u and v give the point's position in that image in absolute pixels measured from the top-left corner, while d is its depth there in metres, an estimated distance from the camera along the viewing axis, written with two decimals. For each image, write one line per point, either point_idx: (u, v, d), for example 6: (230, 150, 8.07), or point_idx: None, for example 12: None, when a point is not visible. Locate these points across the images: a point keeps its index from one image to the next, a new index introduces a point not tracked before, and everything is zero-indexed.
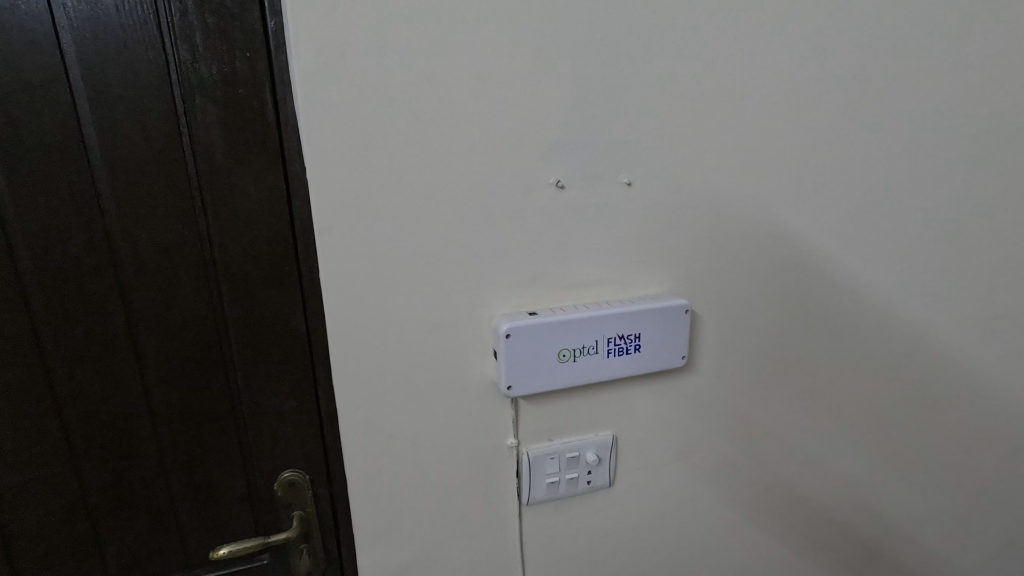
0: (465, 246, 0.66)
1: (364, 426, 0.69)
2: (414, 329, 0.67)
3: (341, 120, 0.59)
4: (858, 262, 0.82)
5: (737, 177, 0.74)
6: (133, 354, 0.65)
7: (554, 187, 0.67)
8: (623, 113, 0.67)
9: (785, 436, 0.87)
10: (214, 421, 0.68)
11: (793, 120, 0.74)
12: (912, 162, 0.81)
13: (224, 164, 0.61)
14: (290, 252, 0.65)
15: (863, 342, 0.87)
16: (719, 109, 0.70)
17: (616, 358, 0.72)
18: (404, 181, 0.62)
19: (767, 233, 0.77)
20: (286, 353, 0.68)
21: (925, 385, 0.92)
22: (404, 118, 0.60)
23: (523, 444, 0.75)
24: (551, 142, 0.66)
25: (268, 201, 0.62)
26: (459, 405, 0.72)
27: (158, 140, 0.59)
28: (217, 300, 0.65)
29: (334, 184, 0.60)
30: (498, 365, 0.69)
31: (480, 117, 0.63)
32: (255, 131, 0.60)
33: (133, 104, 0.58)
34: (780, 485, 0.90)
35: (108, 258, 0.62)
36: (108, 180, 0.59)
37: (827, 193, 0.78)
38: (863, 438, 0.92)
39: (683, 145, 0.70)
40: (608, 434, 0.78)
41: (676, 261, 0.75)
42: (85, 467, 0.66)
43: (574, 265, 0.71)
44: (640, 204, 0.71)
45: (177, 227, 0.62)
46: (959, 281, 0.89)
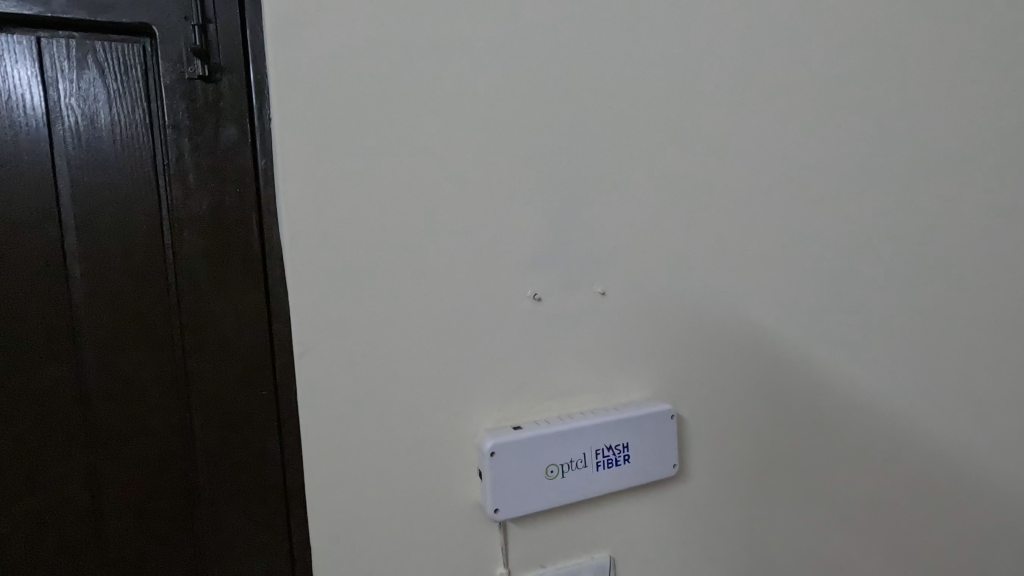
0: (446, 360, 0.67)
1: (340, 561, 0.64)
2: (395, 450, 0.65)
3: (325, 245, 0.62)
4: (833, 358, 0.84)
5: (705, 282, 0.77)
6: (90, 496, 0.60)
7: (531, 299, 0.70)
8: (591, 229, 0.71)
9: (789, 546, 0.83)
10: (174, 567, 0.62)
11: (751, 228, 0.79)
12: (867, 262, 0.85)
13: (207, 290, 0.62)
14: (268, 376, 0.64)
15: (852, 441, 0.86)
16: (681, 221, 0.76)
17: (606, 471, 0.70)
18: (386, 299, 0.64)
19: (741, 334, 0.79)
20: (258, 484, 0.64)
21: (923, 481, 0.90)
22: (385, 241, 0.64)
23: (514, 575, 0.69)
24: (526, 257, 0.69)
25: (248, 324, 0.63)
26: (443, 533, 0.67)
27: (142, 269, 0.60)
28: (187, 429, 0.62)
29: (316, 306, 0.62)
30: (483, 486, 0.66)
31: (457, 236, 0.66)
32: (240, 258, 0.62)
33: (121, 238, 0.60)
34: None
35: (75, 392, 0.59)
36: (87, 312, 0.59)
37: (792, 294, 0.81)
38: (868, 543, 0.88)
39: (650, 255, 0.74)
40: (605, 555, 0.73)
41: (656, 366, 0.76)
42: None
43: (555, 375, 0.71)
44: (615, 311, 0.73)
45: (153, 353, 0.61)
46: (934, 373, 0.90)
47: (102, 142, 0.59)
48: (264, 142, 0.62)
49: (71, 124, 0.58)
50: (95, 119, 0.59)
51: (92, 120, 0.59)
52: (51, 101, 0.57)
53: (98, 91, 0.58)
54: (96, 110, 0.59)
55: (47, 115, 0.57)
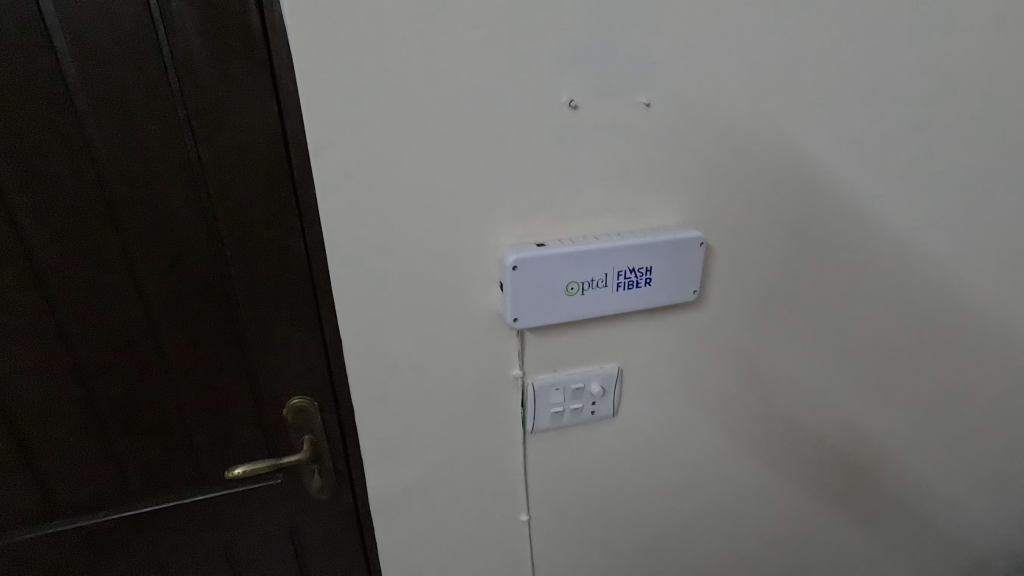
0: (470, 173, 0.63)
1: (368, 356, 0.69)
2: (417, 260, 0.65)
3: (333, 29, 0.53)
4: (884, 193, 0.78)
5: (762, 99, 0.68)
6: (133, 282, 0.64)
7: (566, 108, 0.62)
8: (644, 24, 0.60)
9: (790, 368, 0.87)
10: (220, 349, 0.69)
11: (828, 34, 0.67)
12: (952, 84, 0.74)
13: (210, 80, 0.56)
14: (286, 180, 0.61)
15: (877, 277, 0.84)
16: (750, 20, 0.64)
17: (625, 292, 0.70)
18: (404, 102, 0.58)
19: (790, 163, 0.72)
20: (288, 283, 0.66)
21: (936, 320, 0.91)
22: (403, 31, 0.55)
23: (528, 376, 0.75)
24: (564, 56, 0.60)
25: (258, 121, 0.58)
26: (464, 337, 0.71)
27: (136, 51, 0.54)
28: (213, 227, 0.63)
29: (329, 105, 0.56)
30: (504, 297, 0.68)
31: (485, 26, 0.57)
32: (239, 42, 0.55)
33: (104, 12, 0.53)
34: (781, 416, 0.91)
35: (96, 184, 0.59)
36: (87, 98, 0.55)
37: (858, 118, 0.72)
38: (867, 371, 0.92)
39: (706, 61, 0.64)
40: (613, 366, 0.78)
41: (692, 192, 0.71)
42: (93, 390, 0.67)
43: (584, 194, 0.67)
44: (658, 127, 0.66)
45: (165, 148, 0.59)
46: (987, 215, 0.84)
47: None
48: None
49: None
50: None
51: None
52: None
53: None
54: None
55: None
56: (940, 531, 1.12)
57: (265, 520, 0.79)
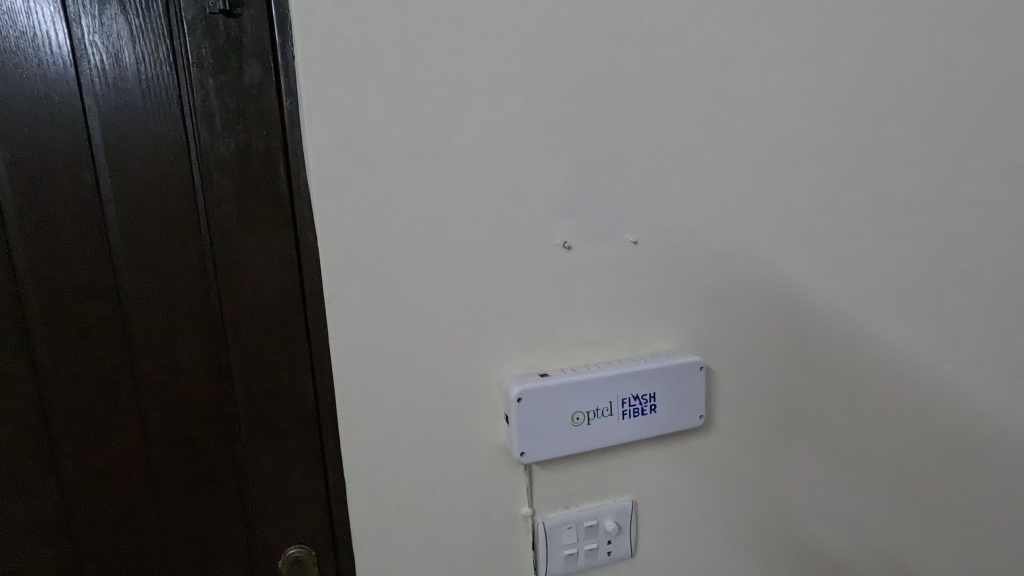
0: (474, 307, 0.66)
1: (371, 498, 0.66)
2: (423, 394, 0.66)
3: (352, 190, 0.61)
4: (872, 313, 0.81)
5: (741, 232, 0.74)
6: (138, 426, 0.64)
7: (561, 248, 0.68)
8: (625, 176, 0.69)
9: (812, 498, 0.83)
10: (218, 495, 0.66)
11: (793, 177, 0.75)
12: (917, 213, 0.81)
13: (238, 233, 0.62)
14: (299, 319, 0.65)
15: (884, 396, 0.84)
16: (720, 169, 0.72)
17: (631, 420, 0.70)
18: (413, 246, 0.64)
19: (776, 288, 0.77)
20: (293, 422, 0.66)
21: (955, 439, 0.88)
22: (413, 189, 0.63)
23: (538, 514, 0.72)
24: (557, 203, 0.67)
25: (279, 267, 0.63)
26: (470, 474, 0.69)
27: (175, 212, 0.61)
28: (224, 368, 0.65)
29: (345, 252, 0.62)
30: (510, 431, 0.68)
31: (485, 182, 0.65)
32: (267, 202, 0.62)
33: (153, 181, 0.60)
34: (810, 551, 0.85)
35: (120, 329, 0.62)
36: (125, 253, 0.61)
37: (832, 247, 0.78)
38: (894, 497, 0.87)
39: (685, 202, 0.71)
40: (627, 500, 0.74)
41: (686, 318, 0.74)
42: (81, 543, 0.64)
43: (583, 324, 0.70)
44: (646, 261, 0.71)
45: (189, 294, 0.63)
46: (977, 331, 0.87)
47: (128, 81, 0.58)
48: (288, 80, 0.60)
49: (97, 63, 0.57)
50: (120, 58, 0.58)
51: (117, 59, 0.58)
52: (76, 39, 0.57)
53: (121, 29, 0.57)
54: (120, 49, 0.57)
55: (73, 54, 0.57)
56: None
57: None
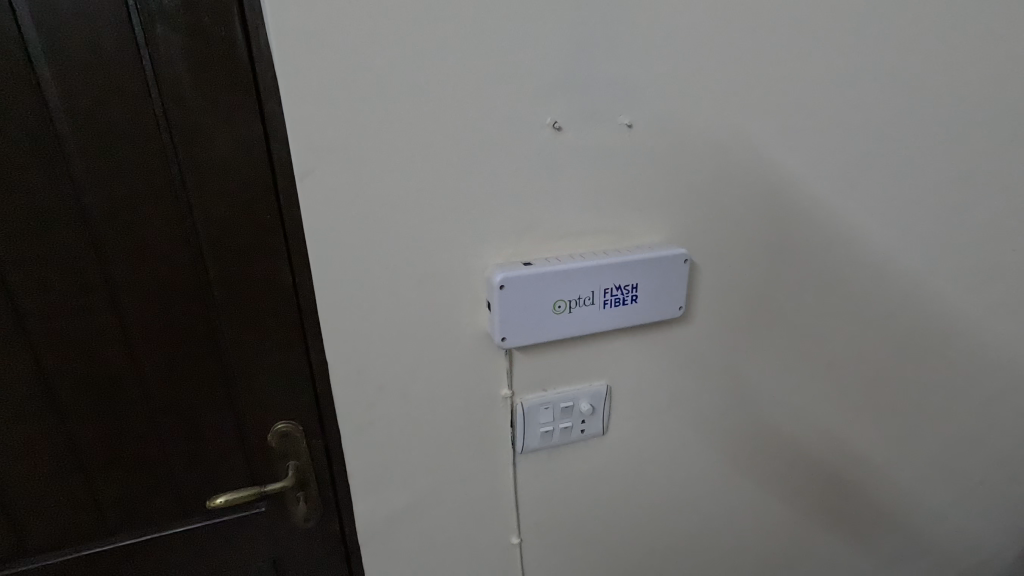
0: (456, 193, 0.63)
1: (355, 379, 0.68)
2: (404, 281, 0.65)
3: (319, 54, 0.54)
4: (861, 209, 0.80)
5: (741, 118, 0.70)
6: (112, 308, 0.62)
7: (551, 129, 0.63)
8: (624, 49, 0.62)
9: (776, 383, 0.88)
10: (203, 375, 0.67)
11: (801, 58, 0.69)
12: (923, 103, 0.77)
13: (195, 103, 0.56)
14: (271, 201, 0.61)
15: (857, 291, 0.86)
16: (726, 46, 0.66)
17: (612, 309, 0.71)
18: (390, 123, 0.58)
19: (769, 181, 0.74)
20: (274, 306, 0.65)
21: (917, 333, 0.93)
22: (388, 56, 0.56)
23: (517, 396, 0.75)
24: (548, 78, 0.61)
25: (244, 144, 0.58)
26: (452, 357, 0.71)
27: (118, 75, 0.54)
28: (195, 250, 0.62)
29: (315, 126, 0.56)
30: (492, 316, 0.68)
31: (469, 51, 0.58)
32: (224, 66, 0.55)
33: (87, 37, 0.52)
34: (769, 431, 0.91)
35: (76, 209, 0.58)
36: (68, 123, 0.55)
37: (832, 138, 0.74)
38: (852, 384, 0.93)
39: (686, 82, 0.66)
40: (602, 384, 0.78)
41: (675, 210, 0.72)
42: (68, 419, 0.65)
43: (570, 214, 0.68)
44: (640, 147, 0.67)
45: (148, 171, 0.58)
46: (960, 229, 0.87)
47: None
48: None
49: None
50: None
51: None
52: None
53: None
54: None
55: None
56: (927, 543, 1.13)
57: (248, 550, 0.77)
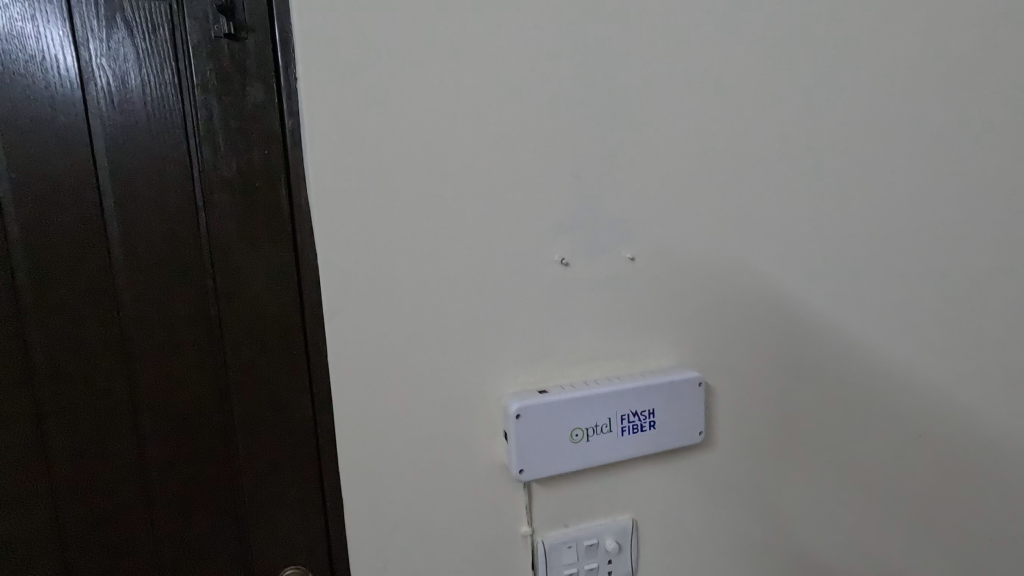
0: (473, 322, 0.67)
1: (368, 517, 0.66)
2: (421, 411, 0.66)
3: (352, 208, 0.62)
4: (869, 329, 0.81)
5: (737, 247, 0.75)
6: (135, 445, 0.63)
7: (559, 264, 0.69)
8: (621, 194, 0.70)
9: (814, 516, 0.82)
10: (214, 515, 0.66)
11: (787, 194, 0.76)
12: (911, 227, 0.81)
13: (239, 251, 0.63)
14: (299, 336, 0.65)
15: (884, 413, 0.84)
16: (714, 186, 0.73)
17: (630, 436, 0.70)
18: (412, 262, 0.64)
19: (773, 304, 0.77)
20: (292, 440, 0.66)
21: (958, 456, 0.88)
22: (412, 207, 0.63)
23: (537, 533, 0.71)
24: (554, 219, 0.68)
25: (279, 285, 0.64)
26: (468, 490, 0.68)
27: (176, 230, 0.62)
28: (221, 385, 0.64)
29: (344, 268, 0.62)
30: (509, 447, 0.67)
31: (483, 200, 0.65)
32: (268, 220, 0.63)
33: (155, 200, 0.61)
34: (814, 571, 0.83)
35: (119, 348, 0.62)
36: (126, 271, 0.61)
37: (829, 263, 0.78)
38: (896, 515, 0.86)
39: (681, 217, 0.72)
40: (627, 518, 0.74)
41: (684, 335, 0.74)
42: (77, 563, 0.64)
43: (581, 341, 0.71)
44: (644, 277, 0.72)
45: (188, 312, 0.63)
46: (974, 346, 0.87)
47: (134, 103, 0.59)
48: (290, 101, 0.61)
49: (103, 85, 0.58)
50: (126, 80, 0.59)
51: (123, 81, 0.59)
52: (83, 62, 0.58)
53: (127, 52, 0.59)
54: (127, 71, 0.59)
55: (80, 76, 0.58)
56: None
57: None
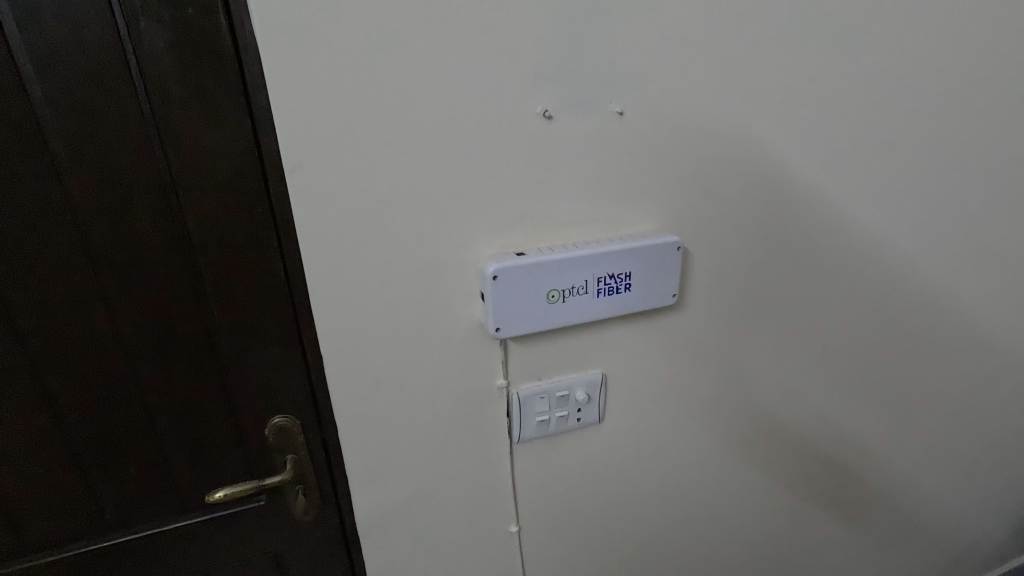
0: (447, 183, 0.63)
1: (350, 372, 0.68)
2: (397, 274, 0.65)
3: (305, 46, 0.53)
4: (854, 193, 0.80)
5: (733, 103, 0.69)
6: (105, 304, 0.62)
7: (541, 118, 0.63)
8: (614, 35, 0.61)
9: (771, 369, 0.88)
10: (197, 371, 0.67)
11: (792, 42, 0.69)
12: (914, 84, 0.77)
13: (181, 97, 0.55)
14: (261, 194, 0.60)
15: (851, 275, 0.86)
16: (716, 29, 0.65)
17: (606, 298, 0.71)
18: (380, 115, 0.58)
19: (762, 166, 0.74)
20: (267, 300, 0.65)
21: (911, 315, 0.93)
22: (376, 48, 0.55)
23: (513, 386, 0.75)
24: (538, 66, 0.60)
25: (232, 137, 0.57)
26: (446, 348, 0.71)
27: (102, 69, 0.53)
28: (185, 244, 0.62)
29: (303, 120, 0.56)
30: (485, 307, 0.68)
31: (457, 40, 0.57)
32: (208, 58, 0.54)
33: (69, 30, 0.51)
34: (765, 415, 0.92)
35: (64, 204, 0.57)
36: (52, 118, 0.54)
37: (824, 123, 0.74)
38: (846, 367, 0.93)
39: (677, 67, 0.65)
40: (597, 372, 0.78)
41: (668, 198, 0.72)
42: (65, 417, 0.65)
43: (562, 203, 0.68)
44: (632, 135, 0.67)
45: (135, 166, 0.57)
46: (953, 212, 0.87)
47: None
48: None
49: None
50: None
51: None
52: None
53: None
54: None
55: None
56: (919, 523, 1.15)
57: (248, 542, 0.77)
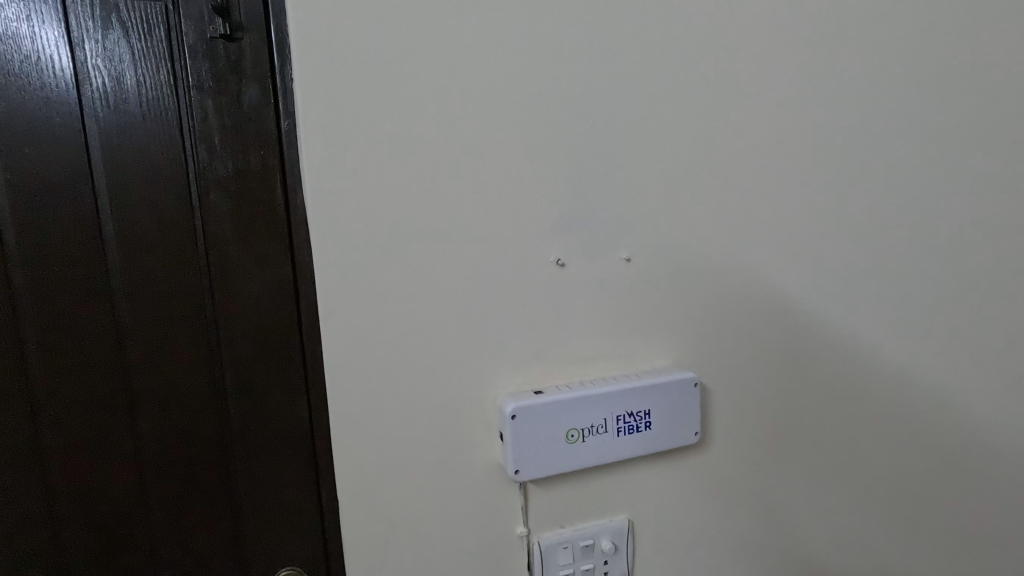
0: (468, 323, 0.67)
1: (364, 517, 0.66)
2: (418, 412, 0.66)
3: (347, 208, 0.62)
4: (865, 329, 0.81)
5: (733, 248, 0.75)
6: (130, 444, 0.63)
7: (555, 264, 0.69)
8: (617, 194, 0.70)
9: (810, 517, 0.82)
10: (210, 516, 0.65)
11: (782, 195, 0.76)
12: (907, 228, 0.82)
13: (235, 251, 0.63)
14: (295, 335, 0.65)
15: (879, 412, 0.84)
16: (710, 187, 0.73)
17: (626, 437, 0.70)
18: (408, 261, 0.64)
19: (769, 304, 0.77)
20: (288, 439, 0.66)
21: (954, 455, 0.88)
22: (408, 208, 0.63)
23: (533, 533, 0.71)
24: (550, 221, 0.68)
25: (275, 284, 0.64)
26: (465, 489, 0.68)
27: (171, 230, 0.62)
28: (217, 383, 0.64)
29: (339, 267, 0.62)
30: (505, 447, 0.67)
31: (479, 201, 0.66)
32: (263, 219, 0.63)
33: (152, 200, 0.61)
34: (810, 570, 0.84)
35: (113, 346, 0.62)
36: (121, 270, 0.61)
37: (824, 264, 0.79)
38: (892, 515, 0.86)
39: (676, 218, 0.72)
40: (623, 519, 0.74)
41: (680, 335, 0.74)
42: (71, 564, 0.63)
43: (577, 341, 0.71)
44: (640, 277, 0.72)
45: (183, 310, 0.63)
46: (969, 346, 0.87)
47: (130, 104, 0.59)
48: (286, 102, 0.61)
49: (99, 86, 0.58)
50: (121, 80, 0.59)
51: (119, 82, 0.59)
52: (78, 62, 0.58)
53: (122, 53, 0.58)
54: (122, 72, 0.59)
55: (76, 79, 0.58)
56: None
57: None
